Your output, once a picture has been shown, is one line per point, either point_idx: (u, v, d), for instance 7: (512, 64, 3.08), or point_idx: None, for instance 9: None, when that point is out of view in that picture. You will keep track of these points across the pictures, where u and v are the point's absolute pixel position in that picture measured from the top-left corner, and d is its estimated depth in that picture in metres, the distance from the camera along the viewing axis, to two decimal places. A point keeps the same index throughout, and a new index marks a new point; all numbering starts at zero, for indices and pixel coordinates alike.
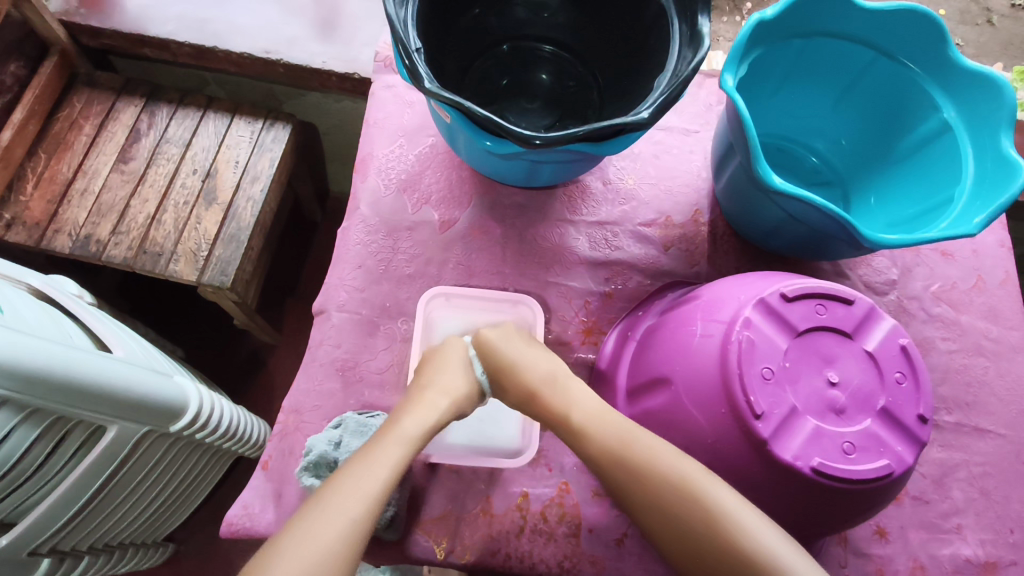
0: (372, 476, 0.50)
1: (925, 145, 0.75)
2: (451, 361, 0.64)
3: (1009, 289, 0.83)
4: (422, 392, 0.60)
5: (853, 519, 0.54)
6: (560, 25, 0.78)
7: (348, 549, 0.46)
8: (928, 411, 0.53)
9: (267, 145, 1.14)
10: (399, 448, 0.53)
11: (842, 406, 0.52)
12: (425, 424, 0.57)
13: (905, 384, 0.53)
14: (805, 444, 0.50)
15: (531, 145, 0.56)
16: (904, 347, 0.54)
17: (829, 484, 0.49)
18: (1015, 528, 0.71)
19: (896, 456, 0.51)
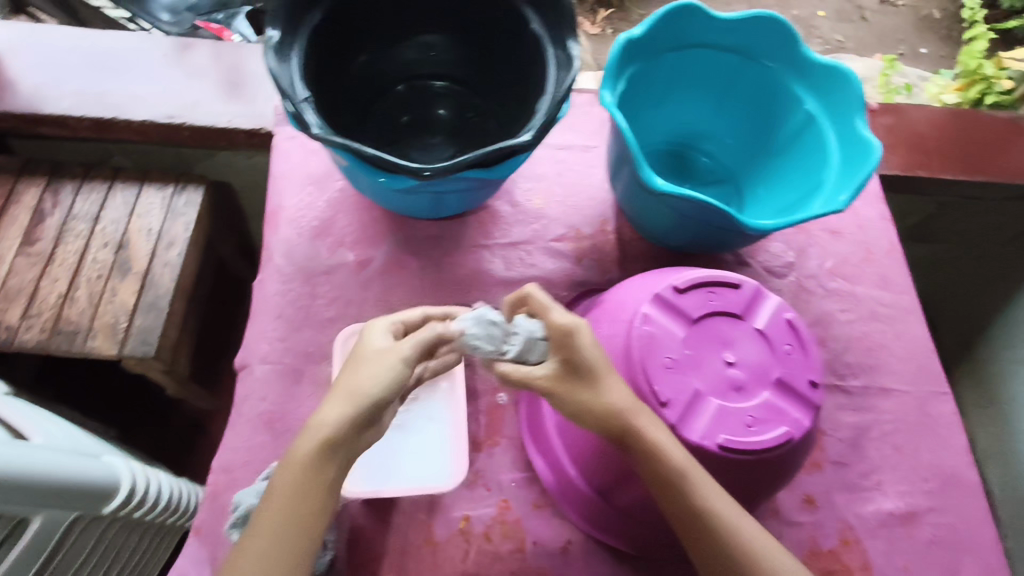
0: (282, 523, 0.49)
1: (795, 136, 0.81)
2: (372, 342, 0.56)
3: (894, 257, 0.91)
4: (331, 392, 0.53)
5: (769, 487, 0.57)
6: (450, 62, 0.82)
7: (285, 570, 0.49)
8: (820, 376, 0.57)
9: (180, 209, 1.13)
10: (299, 482, 0.50)
11: (742, 383, 0.56)
12: (325, 442, 0.51)
13: (796, 354, 0.58)
14: (709, 423, 0.54)
15: (422, 177, 0.59)
16: (790, 321, 0.58)
17: (736, 457, 0.54)
18: (927, 476, 0.77)
19: (796, 422, 0.55)
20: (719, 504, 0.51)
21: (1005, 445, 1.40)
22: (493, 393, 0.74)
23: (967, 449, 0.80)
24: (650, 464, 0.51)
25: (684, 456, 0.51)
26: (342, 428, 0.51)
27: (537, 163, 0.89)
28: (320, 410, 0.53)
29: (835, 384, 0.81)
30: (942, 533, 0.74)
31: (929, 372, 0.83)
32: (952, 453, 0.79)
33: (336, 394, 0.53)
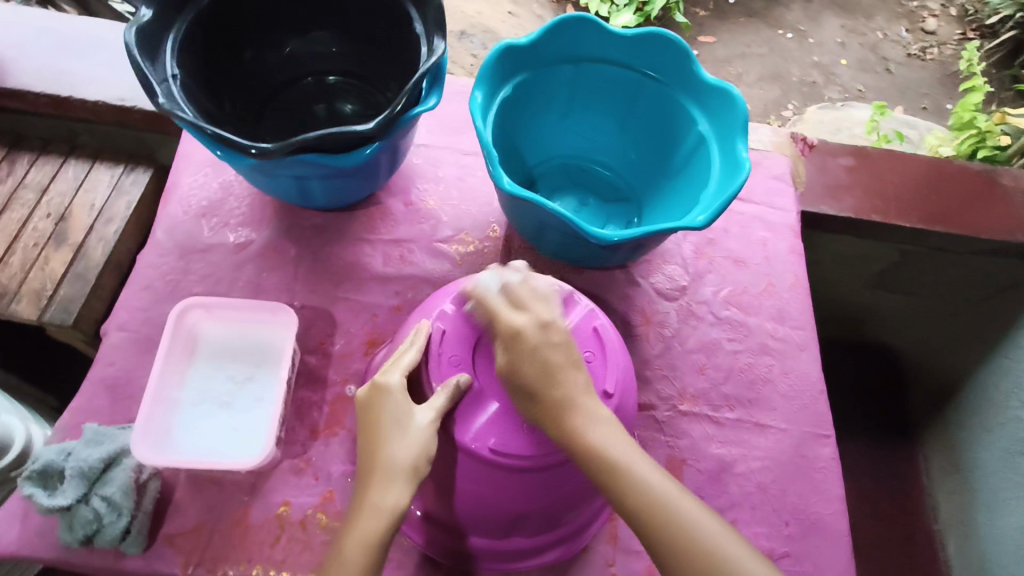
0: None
1: (690, 157, 0.79)
2: (393, 411, 0.56)
3: (797, 292, 0.87)
4: (375, 472, 0.55)
5: (553, 495, 0.59)
6: (352, 58, 0.84)
7: None
8: (614, 386, 0.59)
9: (125, 188, 1.16)
10: (348, 573, 0.52)
11: None
12: (376, 528, 0.53)
13: (595, 362, 0.60)
14: (485, 426, 0.57)
15: (251, 155, 0.60)
16: (594, 331, 0.62)
17: (505, 461, 0.56)
18: (789, 520, 0.73)
19: None
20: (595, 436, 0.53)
21: (968, 516, 1.29)
22: (343, 384, 0.73)
23: (841, 497, 0.75)
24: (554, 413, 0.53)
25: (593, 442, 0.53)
26: (398, 506, 0.54)
27: (439, 167, 0.89)
28: (372, 494, 0.54)
29: (706, 413, 0.78)
30: None
31: (814, 414, 0.79)
32: (822, 499, 0.74)
33: (378, 478, 0.55)
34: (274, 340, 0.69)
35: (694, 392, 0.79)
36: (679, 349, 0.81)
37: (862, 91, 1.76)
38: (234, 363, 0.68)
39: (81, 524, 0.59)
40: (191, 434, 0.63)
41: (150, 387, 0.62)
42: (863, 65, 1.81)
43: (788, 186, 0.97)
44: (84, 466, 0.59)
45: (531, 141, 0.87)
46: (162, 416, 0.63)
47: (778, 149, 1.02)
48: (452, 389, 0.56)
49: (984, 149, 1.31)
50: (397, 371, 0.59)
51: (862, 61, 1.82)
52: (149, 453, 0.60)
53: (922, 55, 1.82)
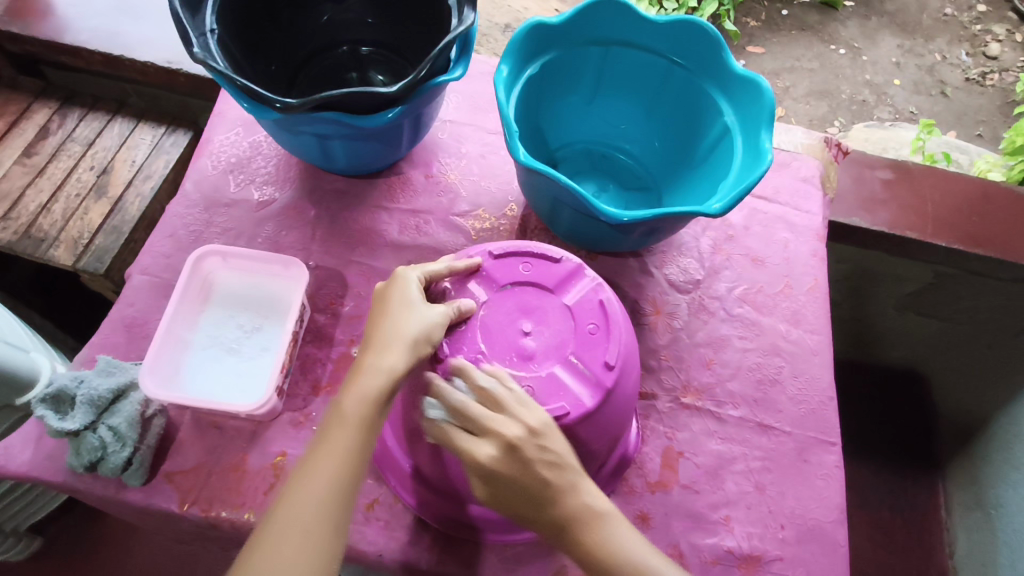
0: (319, 479, 0.52)
1: (714, 148, 0.78)
2: (405, 295, 0.57)
3: (815, 296, 0.85)
4: (372, 343, 0.56)
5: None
6: (386, 30, 0.86)
7: (324, 526, 0.51)
8: (616, 358, 0.57)
9: (165, 148, 1.21)
10: (341, 436, 0.53)
11: (531, 352, 0.58)
12: (369, 393, 0.54)
13: (597, 334, 0.59)
14: None
15: (275, 109, 0.62)
16: (601, 302, 0.60)
17: None
18: (785, 523, 0.70)
19: (574, 399, 0.55)
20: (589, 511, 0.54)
21: (987, 555, 1.23)
22: (349, 343, 0.74)
23: (842, 506, 0.72)
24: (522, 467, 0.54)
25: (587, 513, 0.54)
26: (397, 372, 0.54)
27: (463, 143, 0.90)
28: (372, 356, 0.55)
29: (709, 408, 0.76)
30: None
31: (821, 419, 0.77)
32: (822, 505, 0.72)
33: (378, 347, 0.55)
34: (283, 291, 0.71)
35: (698, 385, 0.77)
36: (687, 343, 0.80)
37: (913, 113, 1.71)
38: (245, 312, 0.70)
39: (86, 451, 0.61)
40: (202, 368, 0.66)
41: (162, 324, 0.64)
42: (916, 87, 1.75)
43: (816, 190, 0.94)
44: (95, 394, 0.61)
45: (556, 123, 0.88)
46: (170, 355, 0.65)
47: (809, 152, 0.99)
48: (455, 310, 0.57)
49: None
50: (416, 271, 0.60)
51: (917, 83, 1.76)
52: (155, 388, 0.62)
53: (981, 80, 1.76)
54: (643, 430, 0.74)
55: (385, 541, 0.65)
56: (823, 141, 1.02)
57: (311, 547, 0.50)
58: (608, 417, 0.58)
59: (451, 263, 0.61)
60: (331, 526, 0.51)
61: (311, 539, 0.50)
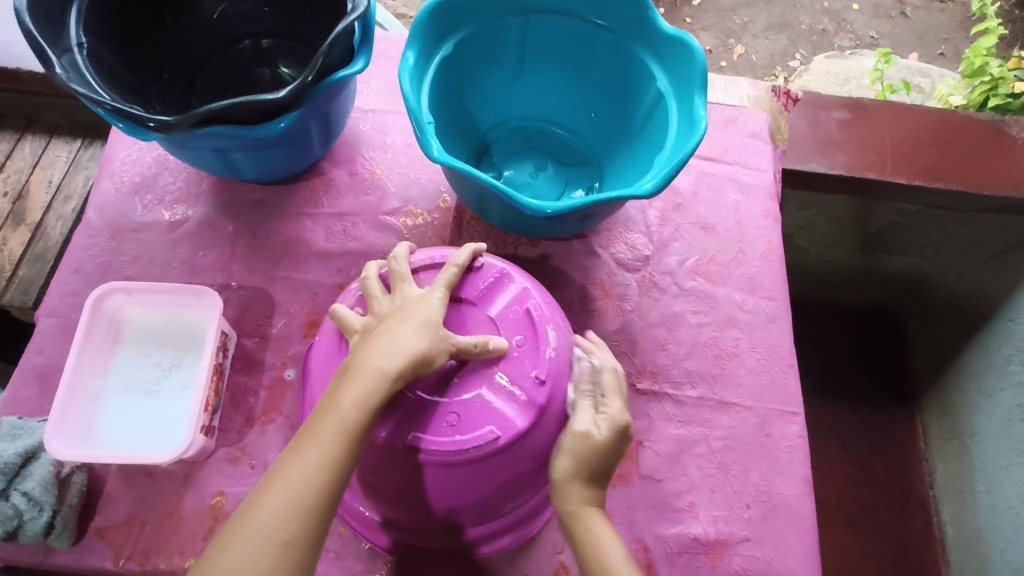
0: (302, 484, 0.46)
1: (650, 116, 0.73)
2: (430, 312, 0.53)
3: (769, 259, 0.82)
4: (385, 343, 0.49)
5: (481, 488, 0.55)
6: (286, 18, 0.78)
7: (301, 537, 0.45)
8: (546, 372, 0.54)
9: (83, 164, 1.12)
10: (332, 440, 0.47)
11: (453, 376, 0.54)
12: (371, 395, 0.48)
13: (524, 345, 0.56)
14: (403, 417, 0.52)
15: (151, 128, 0.55)
16: (526, 311, 0.57)
17: (427, 455, 0.51)
18: (751, 502, 0.68)
19: (503, 422, 0.52)
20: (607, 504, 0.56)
21: (967, 484, 1.24)
22: (281, 367, 0.70)
23: (808, 476, 0.70)
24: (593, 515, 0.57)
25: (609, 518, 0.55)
26: (398, 379, 0.49)
27: (387, 133, 0.83)
28: (376, 354, 0.49)
29: (666, 391, 0.73)
30: (752, 567, 0.66)
31: (782, 388, 0.74)
32: (787, 478, 0.70)
33: (383, 346, 0.50)
34: (198, 323, 0.66)
35: (654, 368, 0.74)
36: (640, 324, 0.76)
37: (874, 38, 1.65)
38: (160, 349, 0.65)
39: (1, 522, 0.57)
40: (119, 420, 0.61)
41: (66, 377, 0.59)
42: (876, 11, 1.68)
43: (765, 144, 0.90)
44: (1, 461, 0.58)
45: (482, 103, 0.81)
46: (81, 407, 0.61)
47: (757, 104, 0.94)
48: (483, 344, 0.53)
49: (995, 98, 1.17)
50: (441, 285, 0.55)
51: (877, 6, 1.69)
52: (66, 447, 0.58)
53: None
54: None
55: (336, 573, 0.62)
56: (770, 90, 0.96)
57: (286, 563, 0.44)
58: (543, 431, 0.55)
59: (462, 261, 0.57)
60: (305, 541, 0.45)
61: (285, 559, 0.44)
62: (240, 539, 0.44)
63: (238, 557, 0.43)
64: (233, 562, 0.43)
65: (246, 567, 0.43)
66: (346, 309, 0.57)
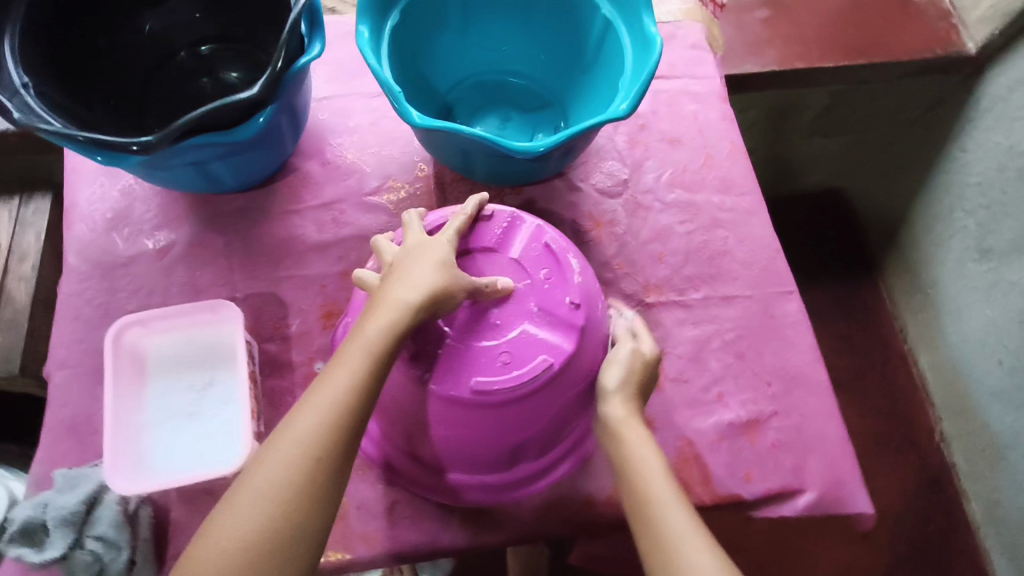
0: (328, 401, 0.49)
1: (601, 45, 0.75)
2: (442, 254, 0.57)
3: (736, 158, 0.86)
4: (404, 281, 0.54)
5: (541, 417, 0.59)
6: (220, 19, 0.76)
7: (327, 448, 0.48)
8: (578, 296, 0.58)
9: (29, 221, 1.05)
10: (357, 363, 0.51)
11: (494, 319, 0.57)
12: (392, 324, 0.52)
13: (552, 279, 0.59)
14: (460, 367, 0.55)
15: (135, 153, 0.54)
16: (546, 246, 0.60)
17: (491, 395, 0.55)
18: (771, 378, 0.74)
19: (552, 349, 0.56)
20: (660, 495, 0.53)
21: (936, 328, 1.34)
22: (309, 362, 0.71)
23: (815, 344, 0.77)
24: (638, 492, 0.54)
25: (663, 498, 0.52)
26: (417, 310, 0.53)
27: (349, 117, 0.83)
28: (396, 290, 0.53)
29: (673, 299, 0.78)
30: (787, 435, 0.72)
31: (775, 272, 0.80)
32: (798, 351, 0.76)
33: (402, 284, 0.54)
34: (220, 339, 0.66)
35: (658, 281, 0.79)
36: (635, 244, 0.80)
37: None
38: (189, 372, 0.65)
39: (82, 569, 0.58)
40: (169, 447, 0.62)
41: (108, 415, 0.59)
42: None
43: (706, 53, 0.94)
44: (66, 512, 0.57)
45: (436, 67, 0.82)
46: (128, 441, 0.61)
47: (690, 16, 0.98)
48: (494, 284, 0.57)
49: None
50: (450, 231, 0.59)
51: None
52: (128, 480, 0.58)
53: None
54: None
55: (417, 535, 0.65)
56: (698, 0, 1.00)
57: (313, 469, 0.47)
58: (587, 352, 0.59)
59: (470, 209, 0.61)
60: (331, 453, 0.48)
61: (323, 466, 0.48)
62: (274, 448, 0.48)
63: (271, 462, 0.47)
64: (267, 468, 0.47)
65: (279, 472, 0.47)
66: (365, 271, 0.61)
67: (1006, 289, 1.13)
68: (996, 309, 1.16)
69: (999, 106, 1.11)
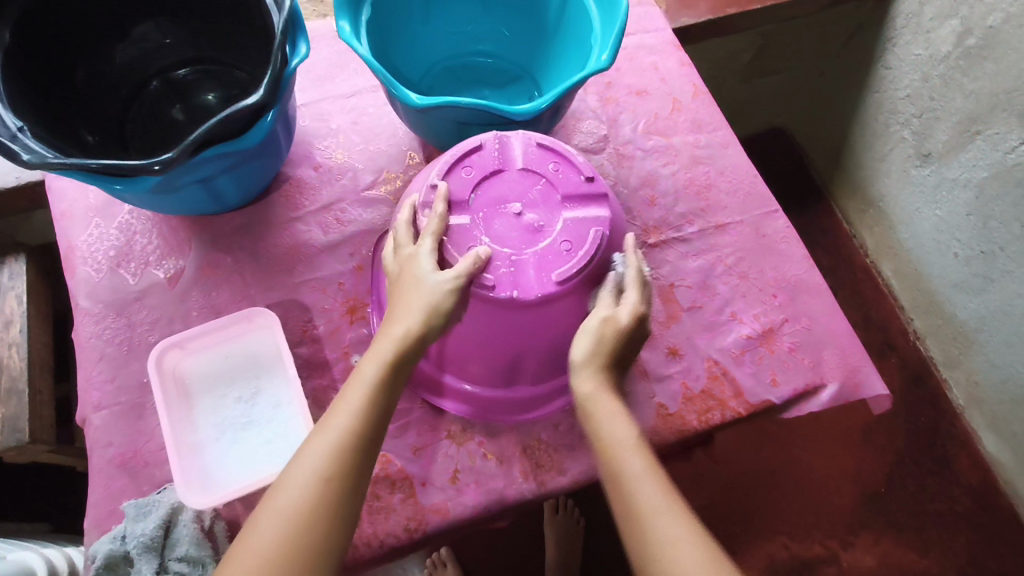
0: (336, 430, 0.52)
1: (564, 9, 0.78)
2: (424, 264, 0.58)
3: (701, 99, 0.92)
4: (395, 308, 0.57)
5: (605, 291, 0.65)
6: (189, 42, 0.78)
7: (334, 474, 0.50)
8: (589, 170, 0.64)
9: (6, 284, 0.95)
10: (360, 396, 0.54)
11: (538, 221, 0.62)
12: (387, 356, 0.55)
13: (561, 167, 0.64)
14: (537, 269, 0.60)
15: (155, 172, 0.55)
16: (540, 145, 0.65)
17: (574, 279, 0.60)
18: (776, 291, 0.80)
19: (597, 220, 0.62)
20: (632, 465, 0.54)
21: (893, 237, 1.34)
22: (345, 357, 0.72)
23: (807, 254, 0.83)
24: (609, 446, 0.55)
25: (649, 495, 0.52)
26: (411, 337, 0.56)
27: (330, 119, 0.85)
28: (391, 323, 0.57)
29: (673, 237, 0.82)
30: (800, 339, 0.77)
31: (758, 196, 0.85)
32: (793, 262, 0.82)
33: (394, 314, 0.57)
34: (257, 346, 0.70)
35: (655, 223, 0.83)
36: (627, 192, 0.85)
37: None
38: (233, 385, 0.67)
39: None
40: (228, 455, 0.64)
41: (167, 438, 0.62)
42: None
43: (653, 7, 0.99)
44: (147, 539, 0.59)
45: (407, 57, 0.84)
46: (192, 459, 0.63)
47: None
48: (475, 259, 0.57)
49: None
50: (429, 233, 0.60)
51: None
52: (199, 496, 0.60)
53: None
54: None
55: (486, 496, 0.67)
56: None
57: (322, 495, 0.49)
58: (615, 213, 0.65)
59: (441, 207, 0.60)
60: (339, 479, 0.50)
61: (331, 492, 0.49)
62: (285, 481, 0.50)
63: (281, 493, 0.49)
64: (278, 498, 0.49)
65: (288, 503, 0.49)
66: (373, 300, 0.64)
67: (951, 187, 1.13)
68: (943, 207, 1.17)
69: (914, 21, 1.12)
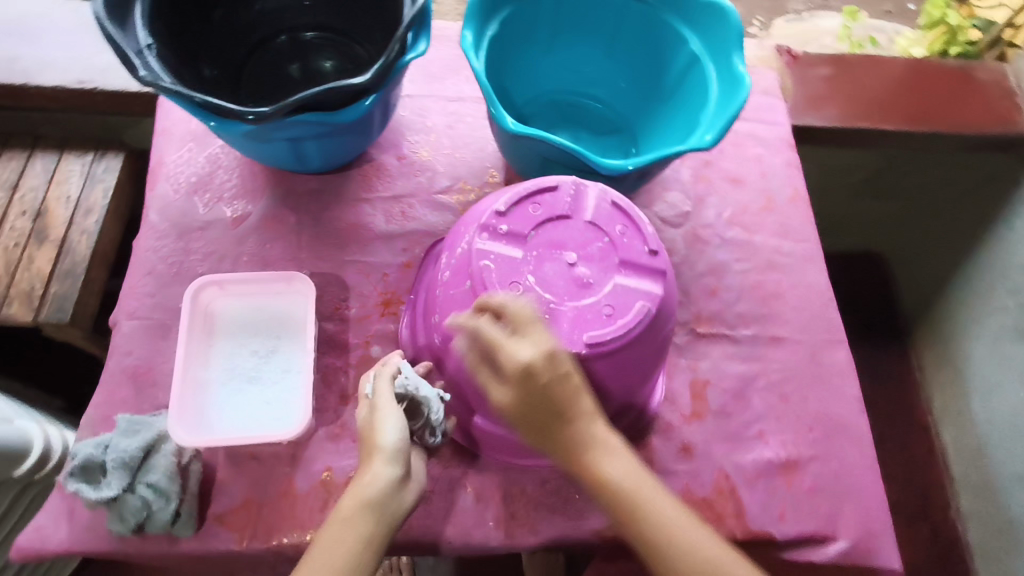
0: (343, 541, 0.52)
1: (685, 77, 0.77)
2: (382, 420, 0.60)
3: (797, 205, 0.88)
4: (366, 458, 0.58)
5: (635, 368, 0.62)
6: (324, 9, 0.81)
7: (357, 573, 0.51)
8: (655, 243, 0.62)
9: (99, 177, 1.01)
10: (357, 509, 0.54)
11: (589, 278, 0.60)
12: (378, 474, 0.55)
13: (628, 232, 0.62)
14: (571, 327, 0.58)
15: (248, 122, 0.57)
16: (614, 203, 0.63)
17: (605, 347, 0.58)
18: (813, 424, 0.75)
19: (646, 295, 0.60)
20: (615, 468, 0.55)
21: (963, 404, 1.25)
22: (365, 345, 0.72)
23: (859, 397, 0.77)
24: (570, 450, 0.55)
25: (665, 503, 0.55)
26: (394, 448, 0.56)
27: (427, 117, 0.86)
28: (372, 453, 0.57)
29: (723, 333, 0.79)
30: (823, 481, 0.72)
31: (825, 321, 0.81)
32: (841, 400, 0.77)
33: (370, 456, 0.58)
34: (287, 308, 0.71)
35: (709, 314, 0.80)
36: (690, 275, 0.82)
37: None
38: (255, 338, 0.69)
39: (132, 513, 0.60)
40: (231, 402, 0.65)
41: (175, 370, 0.63)
42: None
43: (778, 99, 0.96)
44: (126, 456, 0.60)
45: (520, 81, 0.85)
46: (192, 396, 0.65)
47: (764, 63, 1.05)
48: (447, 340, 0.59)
49: (956, 46, 1.10)
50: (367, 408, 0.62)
51: None
52: (188, 434, 0.62)
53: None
54: (667, 367, 0.77)
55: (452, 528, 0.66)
56: (775, 50, 1.07)
57: None
58: (669, 293, 0.63)
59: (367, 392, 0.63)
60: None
61: None
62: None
63: None
64: None
65: None
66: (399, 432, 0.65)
67: None
68: None
69: None
